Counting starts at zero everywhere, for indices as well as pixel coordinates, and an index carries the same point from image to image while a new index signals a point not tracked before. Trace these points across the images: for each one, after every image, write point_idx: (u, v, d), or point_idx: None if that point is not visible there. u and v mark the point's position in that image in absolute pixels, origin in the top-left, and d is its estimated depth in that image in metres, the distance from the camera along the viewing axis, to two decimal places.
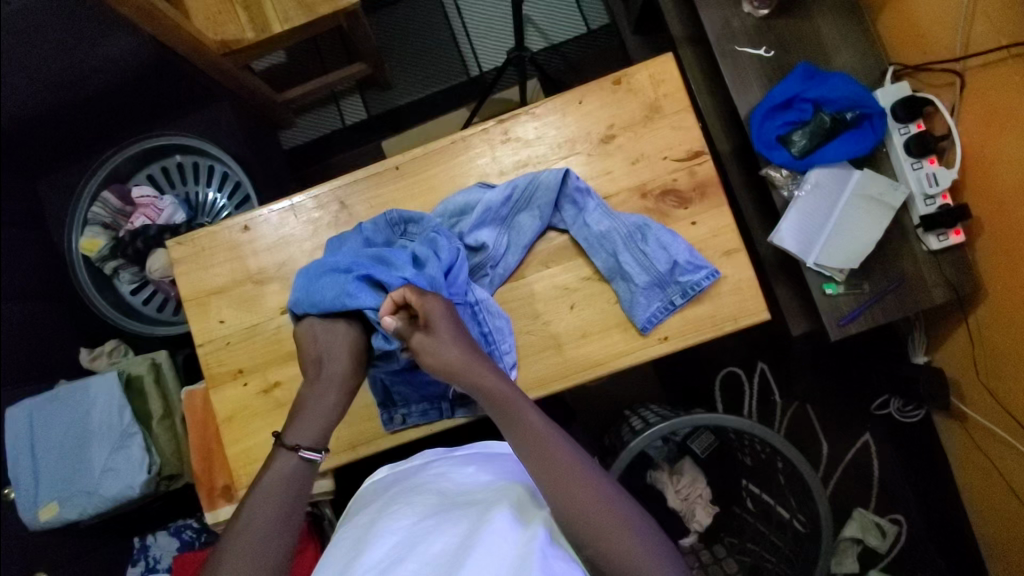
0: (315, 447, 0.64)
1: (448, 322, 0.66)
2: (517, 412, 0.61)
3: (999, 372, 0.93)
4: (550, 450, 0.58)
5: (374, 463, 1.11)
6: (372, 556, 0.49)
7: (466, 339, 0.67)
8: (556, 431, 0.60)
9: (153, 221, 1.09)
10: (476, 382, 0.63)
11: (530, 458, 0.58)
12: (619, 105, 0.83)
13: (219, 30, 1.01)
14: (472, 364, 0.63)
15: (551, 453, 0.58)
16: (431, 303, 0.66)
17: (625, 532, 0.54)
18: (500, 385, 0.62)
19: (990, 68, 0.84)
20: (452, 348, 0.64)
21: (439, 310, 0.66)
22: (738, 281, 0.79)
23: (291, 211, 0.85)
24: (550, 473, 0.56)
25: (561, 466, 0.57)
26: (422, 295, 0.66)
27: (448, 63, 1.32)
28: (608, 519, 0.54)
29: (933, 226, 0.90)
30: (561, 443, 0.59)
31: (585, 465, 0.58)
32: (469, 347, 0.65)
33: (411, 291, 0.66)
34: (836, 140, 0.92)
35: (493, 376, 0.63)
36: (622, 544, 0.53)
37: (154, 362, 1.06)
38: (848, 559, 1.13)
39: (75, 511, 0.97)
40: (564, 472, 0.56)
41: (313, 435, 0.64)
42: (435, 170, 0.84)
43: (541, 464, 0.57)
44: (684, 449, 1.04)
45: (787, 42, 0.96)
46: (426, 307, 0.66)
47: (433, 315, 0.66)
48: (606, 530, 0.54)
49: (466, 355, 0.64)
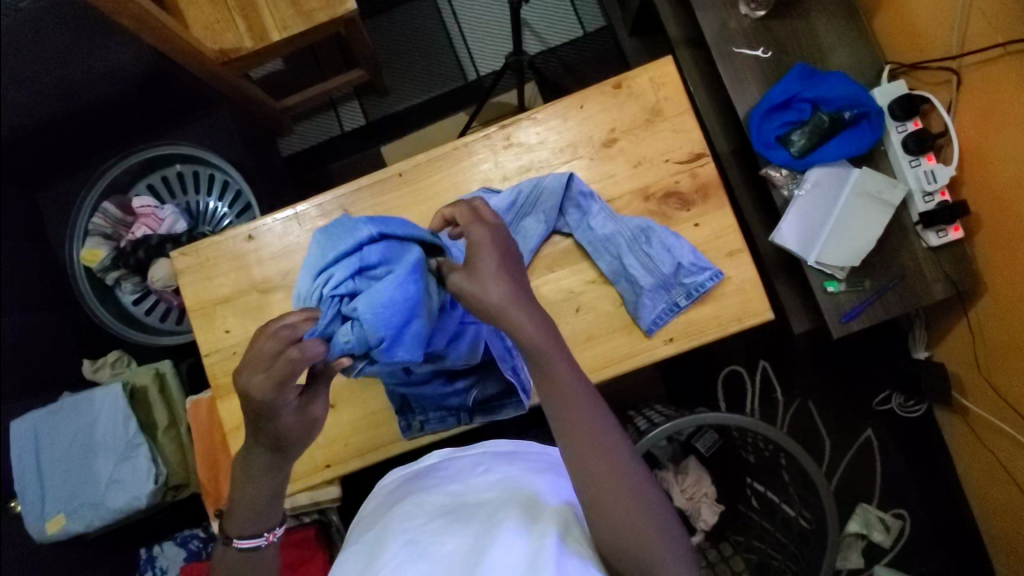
0: (257, 533, 0.59)
1: (492, 253, 0.60)
2: (546, 368, 0.57)
3: (1000, 366, 0.94)
4: (567, 399, 0.57)
5: (379, 468, 1.12)
6: (386, 555, 0.50)
7: (513, 271, 0.61)
8: (578, 376, 0.59)
9: (155, 230, 1.10)
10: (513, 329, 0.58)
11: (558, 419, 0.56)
12: (620, 110, 0.84)
13: (218, 40, 1.01)
14: (512, 307, 0.58)
15: (579, 421, 0.56)
16: (473, 234, 0.61)
17: (636, 502, 0.52)
18: (540, 339, 0.58)
19: (986, 66, 0.85)
20: (493, 286, 0.58)
21: (487, 240, 0.61)
22: (741, 282, 0.80)
23: (295, 219, 0.86)
24: (570, 422, 0.56)
25: (579, 420, 0.56)
26: (471, 216, 0.62)
27: (446, 67, 1.32)
28: (618, 481, 0.53)
29: (932, 223, 0.90)
30: (580, 390, 0.57)
31: (601, 417, 0.56)
32: (515, 285, 0.59)
33: (461, 211, 0.62)
34: (834, 139, 0.93)
35: (532, 318, 0.58)
36: (636, 522, 0.51)
37: (159, 372, 1.06)
38: (853, 554, 1.14)
39: (82, 524, 0.97)
40: (584, 428, 0.55)
41: (253, 521, 0.59)
42: (437, 176, 0.85)
43: (560, 410, 0.56)
44: (689, 449, 1.07)
45: (784, 43, 0.96)
46: (475, 230, 0.61)
47: (474, 248, 0.60)
48: (614, 496, 0.52)
49: (502, 289, 0.58)
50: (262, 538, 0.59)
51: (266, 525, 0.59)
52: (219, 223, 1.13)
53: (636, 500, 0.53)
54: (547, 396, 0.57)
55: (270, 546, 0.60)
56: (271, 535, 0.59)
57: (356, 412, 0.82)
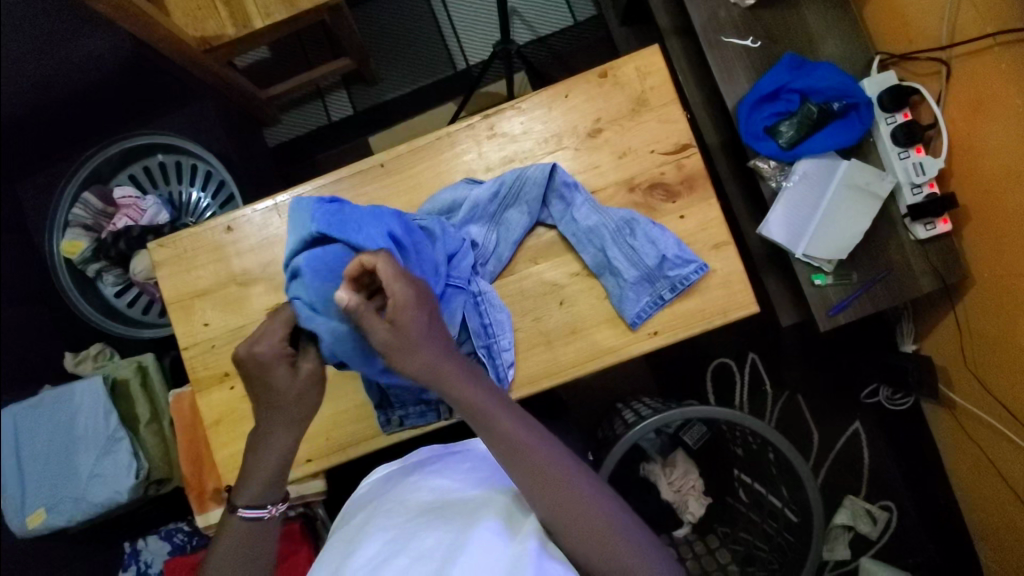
0: (262, 504, 0.60)
1: (421, 316, 0.56)
2: (486, 422, 0.55)
3: (987, 361, 0.93)
4: (500, 433, 0.55)
5: (365, 462, 1.11)
6: (365, 556, 0.49)
7: (436, 329, 0.59)
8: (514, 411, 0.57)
9: (136, 222, 1.07)
10: (447, 392, 0.56)
11: (509, 462, 0.54)
12: (606, 99, 0.83)
13: (199, 26, 0.99)
14: (449, 369, 0.56)
15: (540, 459, 0.54)
16: (398, 295, 0.55)
17: (609, 525, 0.52)
18: (479, 396, 0.56)
19: (976, 57, 0.84)
20: (425, 352, 0.56)
21: (409, 301, 0.56)
22: (728, 275, 0.79)
23: (275, 210, 0.84)
24: (512, 457, 0.54)
25: (519, 449, 0.54)
26: (398, 275, 0.56)
27: (435, 57, 1.30)
28: (575, 497, 0.52)
29: (920, 215, 0.90)
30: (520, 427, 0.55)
31: (541, 441, 0.55)
32: (443, 348, 0.57)
33: (385, 263, 0.55)
34: (822, 131, 0.92)
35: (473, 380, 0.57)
36: (610, 545, 0.51)
37: (141, 365, 1.05)
38: (839, 546, 1.14)
39: (63, 518, 0.96)
40: (528, 451, 0.54)
41: (253, 493, 0.60)
42: (421, 166, 0.83)
43: (500, 445, 0.54)
44: (677, 441, 1.04)
45: (773, 33, 0.95)
46: (396, 292, 0.55)
47: (405, 312, 0.55)
48: (573, 513, 0.52)
49: (431, 353, 0.56)
50: (266, 511, 0.60)
51: (272, 497, 0.60)
52: (202, 214, 1.11)
53: (593, 512, 0.52)
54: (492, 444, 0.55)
55: (271, 519, 0.60)
56: (275, 509, 0.60)
57: (338, 405, 0.81)
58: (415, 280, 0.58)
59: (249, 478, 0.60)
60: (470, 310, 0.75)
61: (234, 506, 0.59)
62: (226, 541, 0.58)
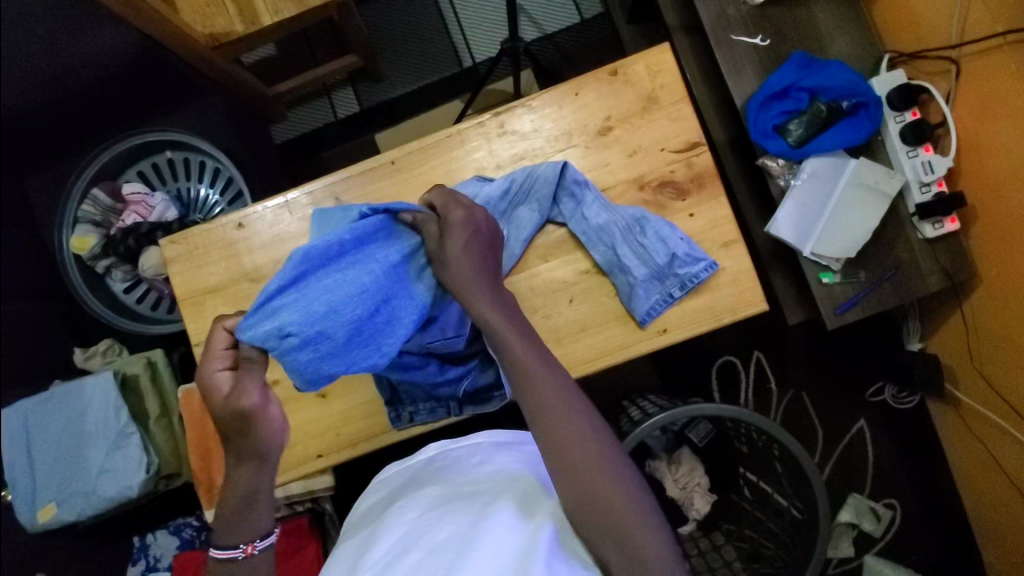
0: (234, 544, 0.58)
1: (466, 234, 0.65)
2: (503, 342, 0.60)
3: (995, 359, 0.93)
4: (534, 377, 0.57)
5: (372, 458, 1.12)
6: (381, 550, 0.50)
7: (486, 269, 0.65)
8: (542, 353, 0.60)
9: (145, 218, 1.09)
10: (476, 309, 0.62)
11: (543, 435, 0.55)
12: (616, 97, 0.83)
13: (208, 23, 1.00)
14: (475, 290, 0.63)
15: (568, 438, 0.54)
16: (454, 215, 0.66)
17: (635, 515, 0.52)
18: (497, 319, 0.61)
19: (985, 56, 0.84)
20: (463, 262, 0.64)
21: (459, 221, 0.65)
22: (737, 273, 0.79)
23: (286, 207, 0.85)
24: (542, 418, 0.55)
25: (550, 407, 0.55)
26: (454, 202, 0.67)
27: (441, 54, 1.31)
28: (599, 483, 0.52)
29: (928, 214, 0.90)
30: (554, 381, 0.57)
31: (570, 401, 0.56)
32: (481, 271, 0.64)
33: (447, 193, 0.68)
34: (831, 129, 0.92)
35: (499, 308, 0.62)
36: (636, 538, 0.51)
37: (149, 360, 1.05)
38: (843, 544, 1.14)
39: (74, 512, 0.97)
40: (555, 410, 0.55)
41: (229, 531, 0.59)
42: (431, 163, 0.84)
43: (535, 395, 0.56)
44: (683, 439, 1.04)
45: (782, 31, 0.95)
46: (451, 212, 0.66)
47: (456, 227, 0.65)
48: (596, 506, 0.51)
49: (465, 268, 0.63)
50: (240, 550, 0.58)
51: (248, 535, 0.59)
52: (210, 211, 1.12)
53: (617, 507, 0.52)
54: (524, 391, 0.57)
55: (251, 557, 0.59)
56: (249, 548, 0.59)
57: (348, 402, 0.82)
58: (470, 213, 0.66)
59: (220, 517, 0.59)
60: None
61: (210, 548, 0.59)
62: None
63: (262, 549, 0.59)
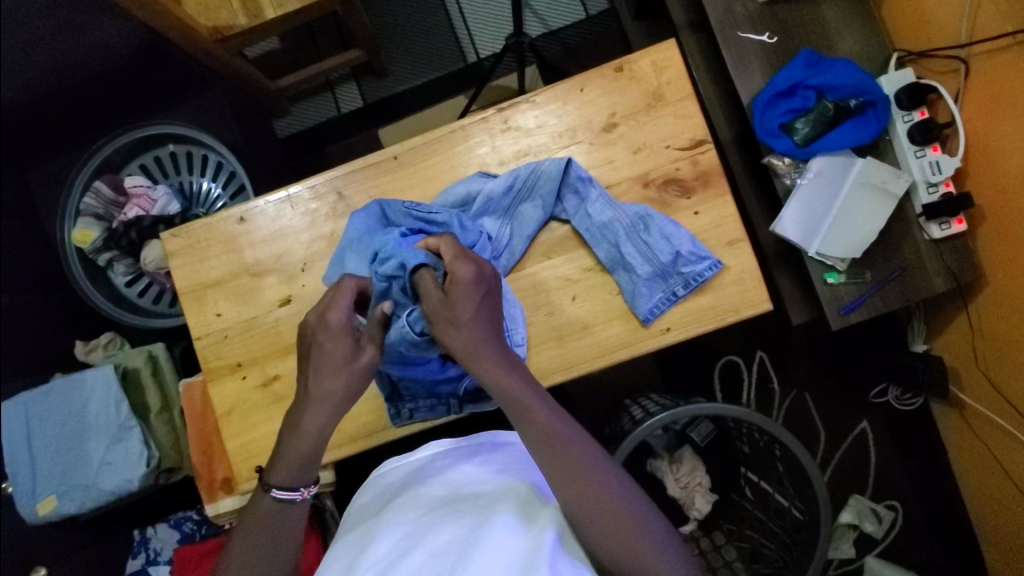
0: (294, 486, 0.60)
1: (476, 294, 0.59)
2: (521, 412, 0.56)
3: (1000, 361, 0.93)
4: (534, 420, 0.56)
5: (372, 455, 1.12)
6: (382, 549, 0.49)
7: (491, 319, 0.60)
8: (540, 394, 0.58)
9: (147, 212, 1.08)
10: (482, 374, 0.57)
11: (545, 458, 0.54)
12: (621, 94, 0.82)
13: (212, 16, 0.99)
14: (482, 356, 0.58)
15: (569, 454, 0.54)
16: (461, 271, 0.59)
17: (633, 521, 0.53)
18: (509, 381, 0.57)
19: (994, 56, 0.83)
20: (470, 330, 0.58)
21: (468, 279, 0.59)
22: (741, 272, 0.79)
23: (288, 202, 0.84)
24: (543, 446, 0.55)
25: (551, 439, 0.55)
26: (457, 256, 0.60)
27: (446, 49, 1.30)
28: (598, 491, 0.53)
29: (935, 215, 0.89)
30: (550, 412, 0.56)
31: (568, 429, 0.56)
32: (488, 333, 0.58)
33: (450, 248, 0.61)
34: (838, 128, 0.91)
35: (509, 371, 0.58)
36: (633, 544, 0.52)
37: (151, 354, 1.05)
38: (844, 545, 1.14)
39: (74, 505, 0.97)
40: (556, 441, 0.55)
41: (289, 475, 0.60)
42: (434, 159, 0.83)
43: (531, 432, 0.55)
44: (685, 438, 1.03)
45: (790, 28, 0.94)
46: (458, 269, 0.59)
47: (460, 288, 0.58)
48: (597, 510, 0.52)
49: (472, 334, 0.58)
50: (298, 493, 0.60)
51: (306, 481, 0.61)
52: (212, 204, 1.11)
53: (618, 509, 0.53)
54: (521, 426, 0.56)
55: (302, 503, 0.61)
56: (307, 492, 0.60)
57: None
58: (477, 259, 0.61)
59: (282, 461, 0.60)
60: None
61: (268, 486, 0.60)
62: (259, 522, 0.59)
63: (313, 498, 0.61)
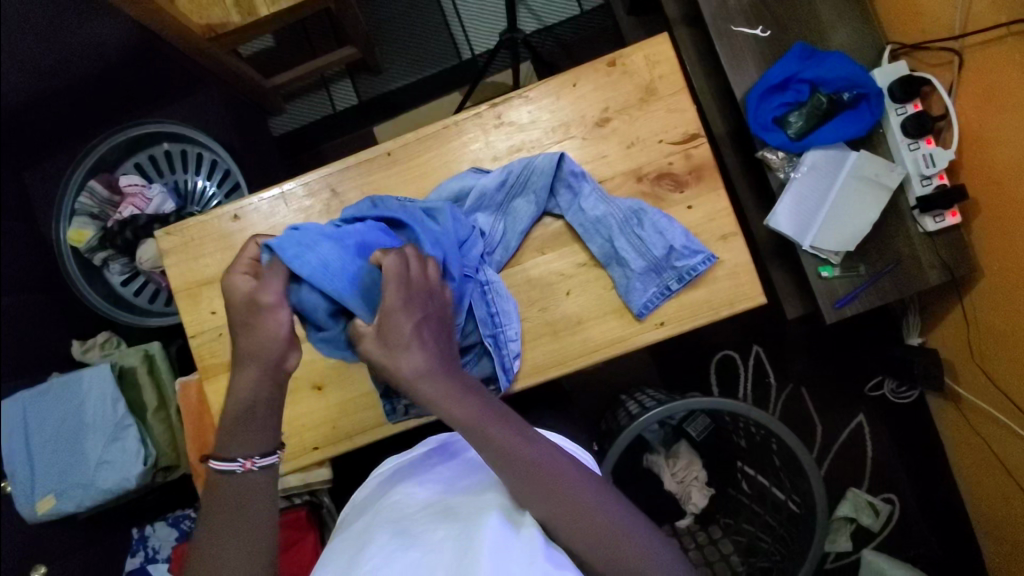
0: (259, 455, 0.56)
1: (410, 318, 0.52)
2: (484, 439, 0.52)
3: (994, 354, 0.93)
4: (501, 443, 0.52)
5: (369, 452, 1.12)
6: (374, 547, 0.49)
7: (438, 335, 0.54)
8: (503, 416, 0.54)
9: (141, 211, 1.08)
10: (437, 409, 0.52)
11: (523, 479, 0.52)
12: (614, 88, 0.82)
13: (204, 14, 0.99)
14: (437, 383, 0.52)
15: (548, 472, 0.52)
16: (389, 297, 0.52)
17: (625, 534, 0.52)
18: (466, 409, 0.52)
19: (988, 47, 0.83)
20: (412, 359, 0.52)
21: (399, 300, 0.52)
22: (735, 266, 0.79)
23: (282, 198, 0.84)
24: (522, 469, 0.52)
25: (533, 459, 0.52)
26: (388, 277, 0.52)
27: (441, 47, 1.30)
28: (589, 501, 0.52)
29: (930, 208, 0.89)
30: (509, 433, 0.53)
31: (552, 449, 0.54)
32: (436, 355, 0.53)
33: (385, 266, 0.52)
34: (831, 122, 0.91)
35: (465, 395, 0.53)
36: (624, 551, 0.51)
37: (148, 353, 1.04)
38: (841, 538, 1.13)
39: (73, 503, 0.97)
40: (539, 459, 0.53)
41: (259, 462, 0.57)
42: (428, 155, 0.83)
43: (501, 455, 0.52)
44: (681, 433, 1.04)
45: (782, 22, 0.94)
46: (386, 296, 0.52)
47: (391, 316, 0.51)
48: (575, 509, 0.51)
49: (418, 363, 0.52)
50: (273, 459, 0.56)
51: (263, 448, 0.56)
52: (207, 202, 1.11)
53: (609, 518, 0.52)
54: (489, 454, 0.52)
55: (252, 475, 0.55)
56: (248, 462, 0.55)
57: (343, 394, 0.82)
58: (409, 276, 0.53)
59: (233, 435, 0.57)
60: (478, 300, 0.75)
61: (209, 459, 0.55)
62: (218, 504, 0.54)
63: (261, 468, 0.55)
